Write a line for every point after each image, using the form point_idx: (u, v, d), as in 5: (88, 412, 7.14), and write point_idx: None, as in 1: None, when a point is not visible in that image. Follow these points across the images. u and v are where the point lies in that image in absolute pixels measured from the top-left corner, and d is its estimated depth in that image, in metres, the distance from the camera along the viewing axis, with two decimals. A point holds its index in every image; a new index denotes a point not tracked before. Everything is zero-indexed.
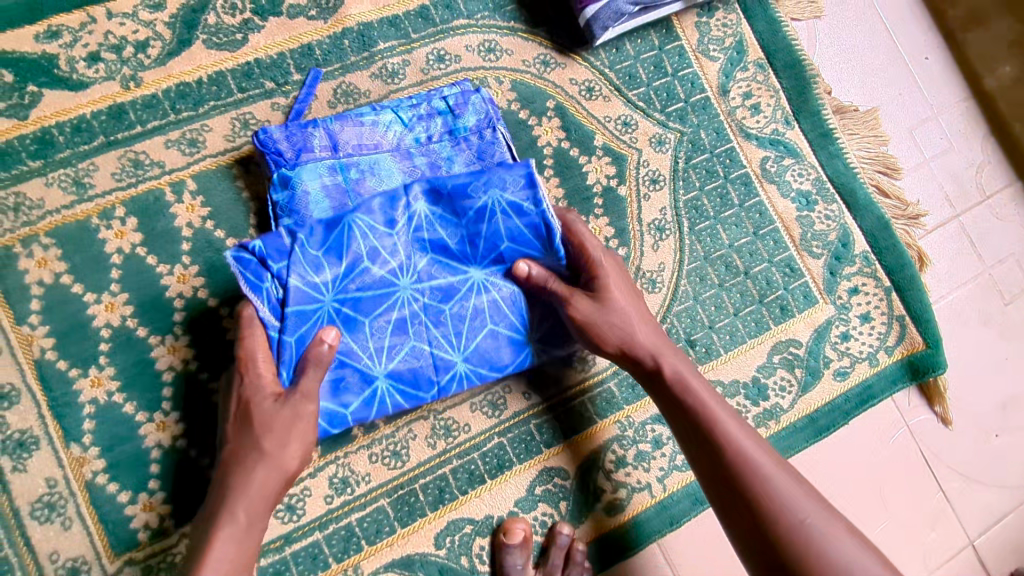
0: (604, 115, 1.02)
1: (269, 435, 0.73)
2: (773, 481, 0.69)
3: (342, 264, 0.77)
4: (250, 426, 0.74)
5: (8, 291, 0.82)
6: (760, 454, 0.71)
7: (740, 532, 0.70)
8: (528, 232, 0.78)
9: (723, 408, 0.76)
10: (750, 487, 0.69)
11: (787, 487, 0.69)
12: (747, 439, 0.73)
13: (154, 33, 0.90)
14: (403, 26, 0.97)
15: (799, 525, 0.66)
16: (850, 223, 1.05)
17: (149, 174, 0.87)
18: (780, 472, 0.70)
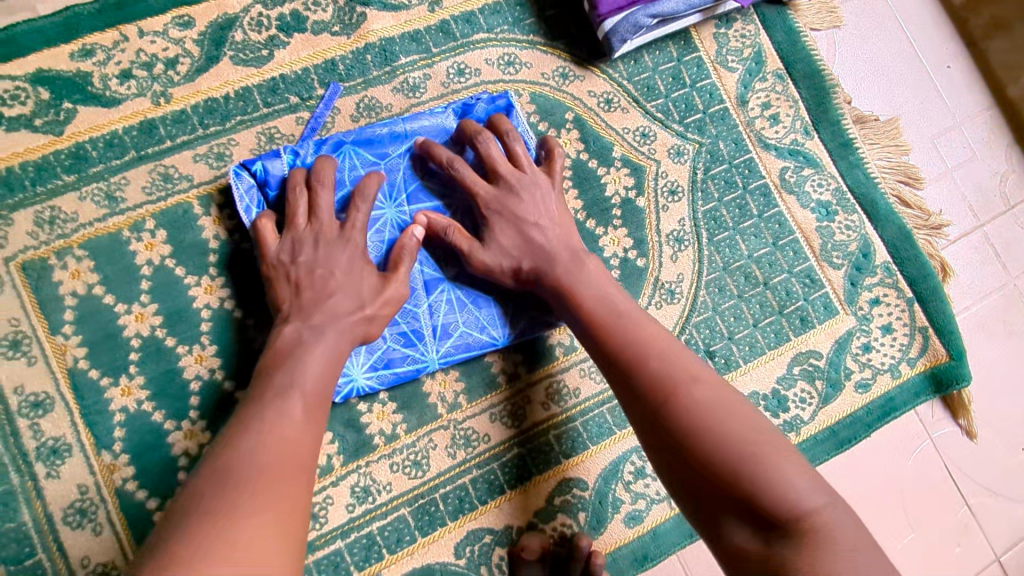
0: (622, 126, 1.02)
1: (372, 299, 0.80)
2: (666, 364, 0.72)
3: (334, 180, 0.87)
4: (355, 279, 0.80)
5: (43, 301, 0.84)
6: (644, 340, 0.75)
7: (638, 416, 0.73)
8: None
9: (618, 307, 0.79)
10: (643, 371, 0.72)
11: (684, 370, 0.71)
12: (657, 332, 0.76)
13: (184, 50, 0.93)
14: (424, 41, 0.99)
15: (677, 402, 0.68)
16: (871, 233, 1.05)
17: (178, 188, 0.90)
18: (680, 360, 0.73)
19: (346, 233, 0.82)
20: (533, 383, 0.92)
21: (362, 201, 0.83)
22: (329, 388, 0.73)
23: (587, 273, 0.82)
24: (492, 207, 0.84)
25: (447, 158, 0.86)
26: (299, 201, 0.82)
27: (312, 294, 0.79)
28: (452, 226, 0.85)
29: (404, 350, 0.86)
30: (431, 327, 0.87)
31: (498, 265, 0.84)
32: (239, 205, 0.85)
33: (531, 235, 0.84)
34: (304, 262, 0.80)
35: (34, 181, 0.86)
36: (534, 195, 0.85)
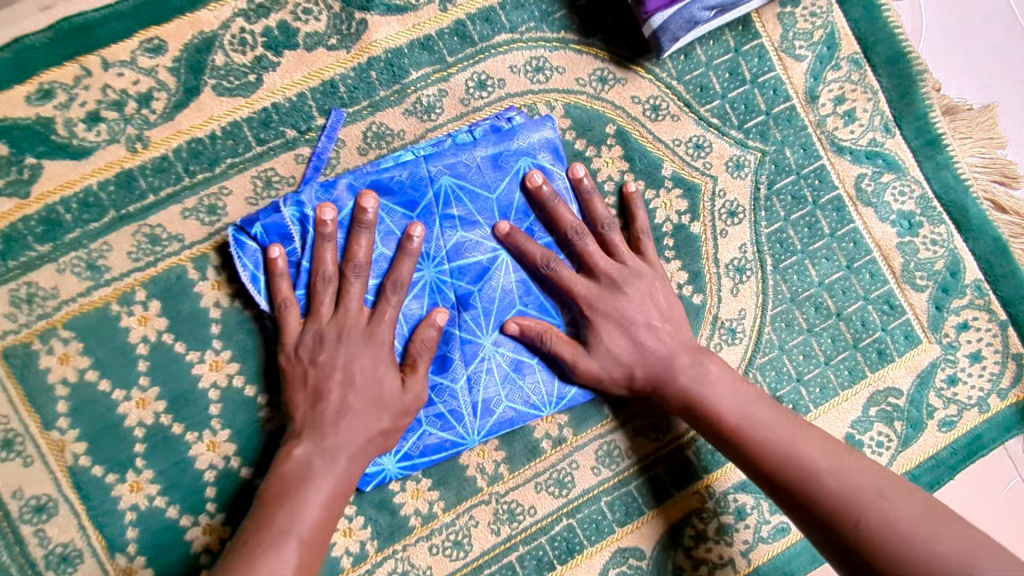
0: (673, 138, 0.88)
1: (392, 411, 0.77)
2: (842, 483, 0.69)
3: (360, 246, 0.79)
4: (376, 389, 0.76)
5: (31, 393, 0.76)
6: (797, 448, 0.73)
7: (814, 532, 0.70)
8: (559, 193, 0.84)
9: (756, 411, 0.78)
10: (817, 492, 0.70)
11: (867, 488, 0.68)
12: (820, 443, 0.74)
13: (158, 81, 0.79)
14: (437, 48, 0.84)
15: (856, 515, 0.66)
16: (961, 247, 0.92)
17: (168, 250, 0.79)
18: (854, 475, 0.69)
19: (374, 329, 0.77)
20: (580, 445, 0.86)
21: (394, 291, 0.78)
22: (332, 518, 0.72)
23: (721, 378, 0.80)
24: (597, 307, 0.82)
25: (542, 256, 0.82)
26: (325, 288, 0.77)
27: (331, 403, 0.75)
28: (549, 331, 0.82)
29: (441, 433, 0.80)
30: (471, 406, 0.81)
31: (607, 372, 0.82)
32: (244, 274, 0.76)
33: (644, 340, 0.82)
34: (322, 361, 0.76)
35: (6, 255, 0.76)
36: (638, 292, 0.83)
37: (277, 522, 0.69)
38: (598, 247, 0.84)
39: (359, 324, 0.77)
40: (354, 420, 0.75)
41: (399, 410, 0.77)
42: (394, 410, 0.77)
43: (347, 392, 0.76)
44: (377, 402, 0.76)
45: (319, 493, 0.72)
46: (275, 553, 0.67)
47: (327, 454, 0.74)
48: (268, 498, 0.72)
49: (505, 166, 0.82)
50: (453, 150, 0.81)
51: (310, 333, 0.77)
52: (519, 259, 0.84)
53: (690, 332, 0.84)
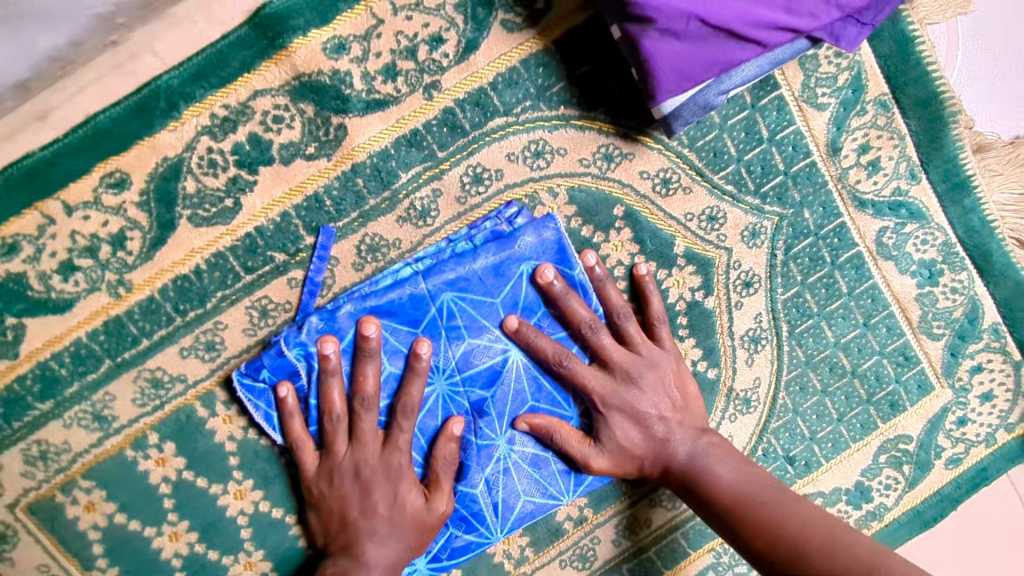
0: (685, 212, 0.83)
1: (419, 528, 0.79)
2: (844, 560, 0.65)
3: None
4: (401, 510, 0.78)
5: (65, 541, 0.78)
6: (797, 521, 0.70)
7: None
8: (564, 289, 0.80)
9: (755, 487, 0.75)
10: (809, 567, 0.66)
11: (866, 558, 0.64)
12: (819, 514, 0.71)
13: (128, 219, 0.72)
14: (425, 143, 0.76)
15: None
16: (981, 293, 0.91)
17: (173, 392, 0.77)
18: (852, 544, 0.66)
19: (390, 455, 0.78)
20: (600, 522, 0.90)
21: (406, 416, 0.78)
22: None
23: (729, 459, 0.79)
24: (610, 403, 0.81)
25: (554, 353, 0.79)
26: (337, 426, 0.77)
27: (358, 526, 0.78)
28: (560, 426, 0.82)
29: (467, 535, 0.84)
30: (491, 507, 0.83)
31: (618, 462, 0.82)
32: (257, 414, 0.77)
33: (656, 430, 0.81)
34: (344, 491, 0.78)
35: (9, 417, 0.74)
36: (651, 383, 0.81)
37: None
38: (611, 338, 0.82)
39: (377, 448, 0.78)
40: (383, 537, 0.78)
41: (427, 523, 0.79)
42: (421, 524, 0.79)
43: (374, 511, 0.78)
44: (405, 518, 0.78)
45: None
46: None
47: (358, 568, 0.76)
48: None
49: (508, 272, 0.78)
50: (451, 263, 0.77)
51: (330, 462, 0.78)
52: (531, 357, 0.81)
53: (701, 414, 0.84)
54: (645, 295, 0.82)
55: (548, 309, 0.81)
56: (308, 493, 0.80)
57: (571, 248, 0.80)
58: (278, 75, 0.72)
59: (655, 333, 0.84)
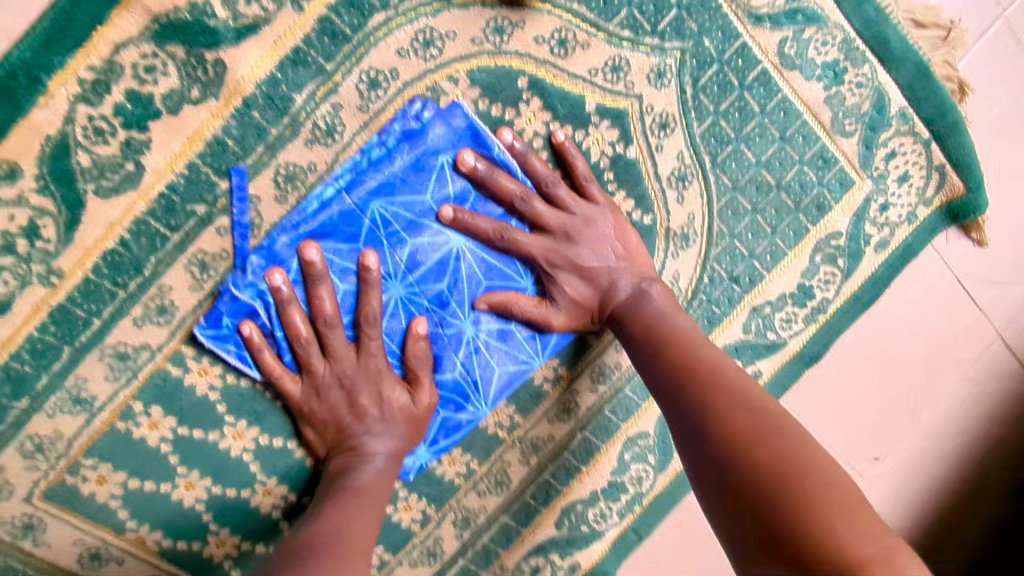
0: (588, 69, 0.83)
1: (411, 419, 0.84)
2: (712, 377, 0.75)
3: None
4: (389, 407, 0.82)
5: (90, 514, 0.82)
6: (696, 345, 0.79)
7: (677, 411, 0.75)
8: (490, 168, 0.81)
9: (670, 313, 0.83)
10: (686, 387, 0.75)
11: (736, 394, 0.73)
12: (715, 355, 0.79)
13: (33, 208, 0.71)
14: (311, 59, 0.74)
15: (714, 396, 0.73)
16: (885, 81, 0.93)
17: (141, 360, 0.79)
18: (725, 375, 0.75)
19: (367, 363, 0.81)
20: (576, 376, 0.95)
21: (370, 324, 0.80)
22: (370, 523, 0.73)
23: (659, 292, 0.86)
24: (555, 262, 0.84)
25: (494, 230, 0.81)
26: (310, 349, 0.79)
27: (353, 429, 0.82)
28: (517, 296, 0.85)
29: (457, 414, 0.89)
30: (472, 385, 0.88)
31: (572, 319, 0.87)
32: (230, 357, 0.79)
33: (601, 279, 0.85)
34: (333, 403, 0.81)
35: None
36: (592, 237, 0.84)
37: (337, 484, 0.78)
38: (545, 205, 0.83)
39: (354, 356, 0.81)
40: (378, 430, 0.82)
41: (418, 412, 0.84)
42: (410, 415, 0.83)
43: (364, 412, 0.82)
44: (397, 410, 0.83)
45: (371, 470, 0.80)
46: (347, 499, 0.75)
47: (361, 453, 0.81)
48: (312, 514, 0.74)
49: (427, 166, 0.79)
50: (372, 171, 0.78)
51: (313, 380, 0.81)
52: (472, 238, 0.83)
53: (645, 258, 0.88)
54: (568, 158, 0.84)
55: (478, 192, 0.82)
56: (300, 416, 0.83)
57: (483, 128, 0.80)
58: (135, 22, 0.68)
59: (587, 191, 0.85)
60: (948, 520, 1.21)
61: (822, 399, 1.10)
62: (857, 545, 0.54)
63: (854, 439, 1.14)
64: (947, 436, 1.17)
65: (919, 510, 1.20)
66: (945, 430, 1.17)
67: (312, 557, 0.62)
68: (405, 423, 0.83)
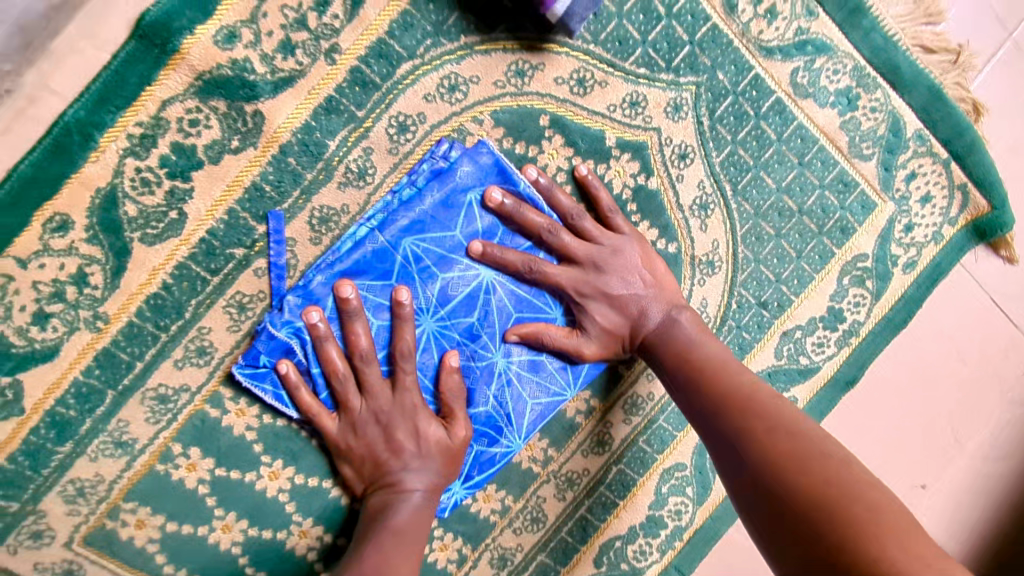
0: (607, 105, 0.86)
1: (447, 453, 0.83)
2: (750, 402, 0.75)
3: None
4: (425, 442, 0.82)
5: (128, 560, 0.82)
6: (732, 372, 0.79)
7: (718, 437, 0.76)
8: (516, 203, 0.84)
9: (703, 341, 0.84)
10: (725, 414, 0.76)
11: (775, 419, 0.73)
12: (749, 378, 0.79)
13: (82, 256, 0.75)
14: (344, 107, 0.78)
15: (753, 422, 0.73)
16: (898, 105, 0.95)
17: (181, 402, 0.80)
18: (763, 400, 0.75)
19: (402, 398, 0.82)
20: (608, 408, 0.95)
21: (405, 358, 0.81)
22: (409, 563, 0.75)
23: (691, 320, 0.86)
24: (584, 292, 0.85)
25: (523, 262, 0.83)
26: (347, 384, 0.80)
27: (390, 465, 0.82)
28: (547, 327, 0.86)
29: (492, 448, 0.88)
30: (505, 418, 0.88)
31: (604, 348, 0.87)
32: (268, 397, 0.80)
33: (631, 308, 0.86)
34: (369, 438, 0.82)
35: (35, 467, 0.78)
36: (619, 267, 0.85)
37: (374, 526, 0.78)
38: (572, 236, 0.85)
39: (390, 392, 0.82)
40: (415, 467, 0.82)
41: (454, 447, 0.84)
42: (446, 449, 0.83)
43: (400, 448, 0.82)
44: (431, 445, 0.82)
45: (407, 508, 0.80)
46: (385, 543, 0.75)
47: (397, 491, 0.81)
48: (351, 553, 0.76)
49: (456, 203, 0.81)
50: (404, 210, 0.80)
51: (350, 416, 0.81)
52: (502, 271, 0.85)
53: (672, 286, 0.89)
54: (592, 192, 0.86)
55: (506, 227, 0.84)
56: (336, 453, 0.83)
57: (508, 165, 0.83)
58: (180, 80, 0.73)
59: (611, 223, 0.87)
60: (1003, 549, 1.16)
61: (861, 424, 1.08)
62: (907, 559, 0.54)
63: (897, 465, 1.10)
64: (992, 460, 1.14)
65: (972, 541, 1.14)
66: (992, 453, 1.13)
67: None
68: (441, 458, 0.83)
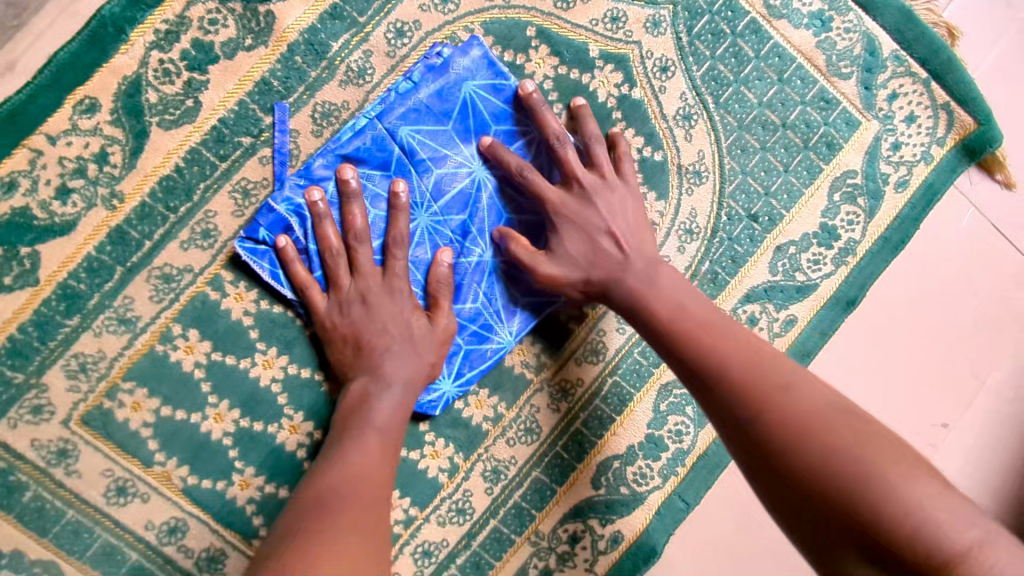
0: (589, 19, 0.92)
1: (430, 342, 0.84)
2: (745, 368, 0.71)
3: None
4: (409, 328, 0.84)
5: (122, 443, 0.84)
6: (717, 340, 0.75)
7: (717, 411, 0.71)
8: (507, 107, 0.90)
9: (684, 309, 0.80)
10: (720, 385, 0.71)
11: (770, 382, 0.69)
12: (737, 346, 0.74)
13: (105, 137, 0.81)
14: (346, 13, 0.86)
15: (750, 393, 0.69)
16: (872, 27, 0.99)
17: (184, 282, 0.84)
18: (751, 366, 0.71)
19: (392, 283, 0.84)
20: (601, 316, 0.97)
21: (397, 245, 0.84)
22: (387, 470, 0.75)
23: (668, 283, 0.84)
24: (562, 214, 0.86)
25: (517, 165, 0.86)
26: (338, 261, 0.83)
27: (371, 350, 0.83)
28: (517, 238, 0.87)
29: (483, 344, 0.90)
30: (496, 314, 0.90)
31: (567, 276, 0.86)
32: (264, 274, 0.83)
33: (603, 245, 0.85)
34: (356, 319, 0.83)
35: (43, 339, 0.81)
36: (606, 202, 0.86)
37: (348, 426, 0.78)
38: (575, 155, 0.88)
39: (378, 279, 0.84)
40: (394, 359, 0.82)
41: (435, 340, 0.85)
42: (427, 341, 0.84)
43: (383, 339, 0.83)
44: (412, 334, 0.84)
45: (384, 403, 0.80)
46: (359, 443, 0.76)
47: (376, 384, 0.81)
48: (330, 450, 0.76)
49: (450, 96, 0.87)
50: (402, 101, 0.86)
51: (338, 297, 0.84)
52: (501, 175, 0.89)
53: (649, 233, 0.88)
54: (615, 144, 0.91)
55: (497, 127, 0.89)
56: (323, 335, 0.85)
57: (501, 66, 0.89)
58: None
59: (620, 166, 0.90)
60: None
61: (871, 354, 1.05)
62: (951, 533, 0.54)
63: (914, 402, 1.06)
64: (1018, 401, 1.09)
65: (998, 496, 1.07)
66: (1016, 393, 1.08)
67: (333, 511, 0.66)
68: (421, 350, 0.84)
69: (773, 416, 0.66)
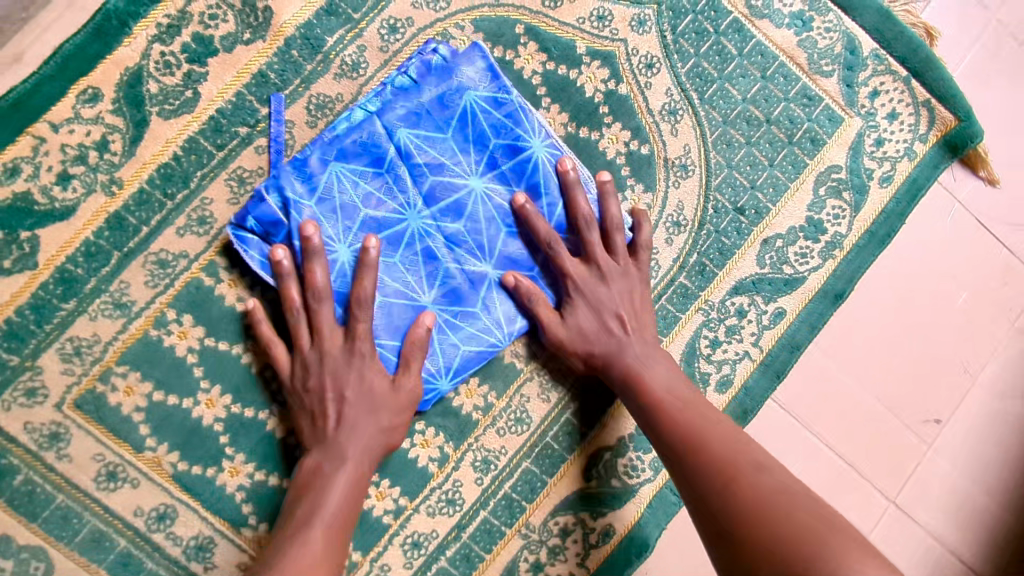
0: (576, 18, 0.96)
1: (386, 412, 0.85)
2: (730, 447, 0.75)
3: (344, 216, 0.87)
4: (367, 398, 0.84)
5: (114, 427, 0.85)
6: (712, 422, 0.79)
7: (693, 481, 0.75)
8: (508, 121, 0.91)
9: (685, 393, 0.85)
10: (699, 456, 0.75)
11: (749, 465, 0.72)
12: (728, 431, 0.78)
13: (107, 125, 0.84)
14: (341, 10, 0.90)
15: (730, 466, 0.72)
16: (851, 27, 1.02)
17: (179, 268, 0.86)
18: (740, 449, 0.75)
19: (352, 348, 0.84)
20: None
21: (360, 306, 0.83)
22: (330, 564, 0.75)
23: (666, 369, 0.88)
24: (581, 288, 0.91)
25: (547, 235, 0.90)
26: (299, 319, 0.84)
27: (328, 421, 0.83)
28: (537, 295, 0.90)
29: (479, 346, 0.90)
30: (494, 321, 0.91)
31: (572, 345, 0.91)
32: (252, 263, 0.84)
33: (611, 324, 0.91)
34: (317, 385, 0.84)
35: (39, 322, 0.83)
36: (619, 286, 0.92)
37: (302, 510, 0.79)
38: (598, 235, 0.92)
39: (337, 345, 0.84)
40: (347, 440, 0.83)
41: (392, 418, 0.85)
42: (385, 415, 0.85)
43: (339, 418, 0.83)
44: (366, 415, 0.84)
45: (337, 486, 0.80)
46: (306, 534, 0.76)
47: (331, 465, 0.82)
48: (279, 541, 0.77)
49: (452, 104, 0.90)
50: (403, 105, 0.88)
51: (297, 364, 0.84)
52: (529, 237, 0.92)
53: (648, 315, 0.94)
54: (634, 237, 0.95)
55: (497, 140, 0.91)
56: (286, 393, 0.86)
57: (508, 82, 0.91)
58: None
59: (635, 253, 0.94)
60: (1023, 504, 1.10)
61: (863, 349, 1.05)
62: None
63: (906, 398, 1.06)
64: (1008, 398, 1.09)
65: (989, 495, 1.08)
66: (1007, 390, 1.09)
67: None
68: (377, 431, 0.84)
69: (739, 489, 0.69)
